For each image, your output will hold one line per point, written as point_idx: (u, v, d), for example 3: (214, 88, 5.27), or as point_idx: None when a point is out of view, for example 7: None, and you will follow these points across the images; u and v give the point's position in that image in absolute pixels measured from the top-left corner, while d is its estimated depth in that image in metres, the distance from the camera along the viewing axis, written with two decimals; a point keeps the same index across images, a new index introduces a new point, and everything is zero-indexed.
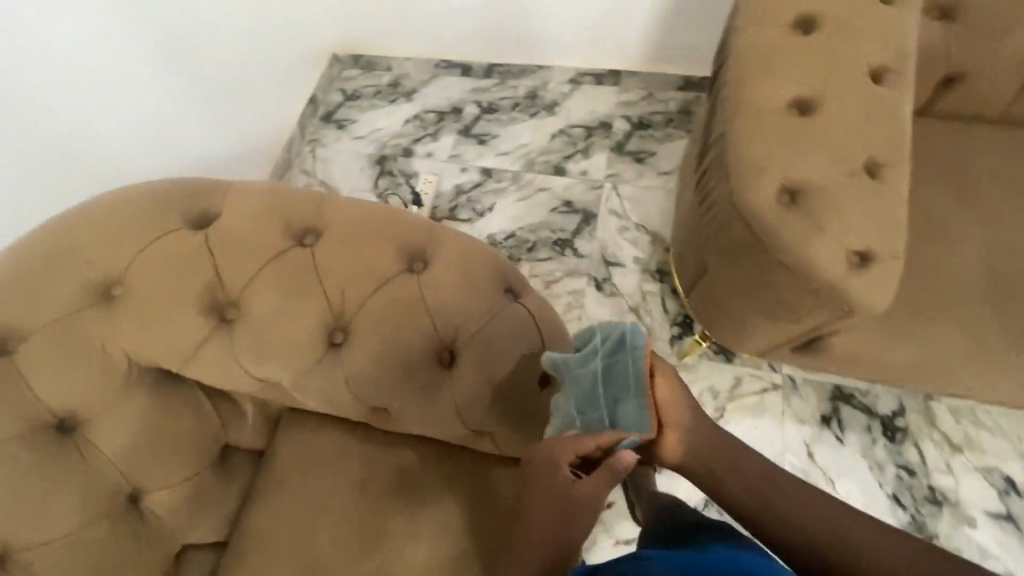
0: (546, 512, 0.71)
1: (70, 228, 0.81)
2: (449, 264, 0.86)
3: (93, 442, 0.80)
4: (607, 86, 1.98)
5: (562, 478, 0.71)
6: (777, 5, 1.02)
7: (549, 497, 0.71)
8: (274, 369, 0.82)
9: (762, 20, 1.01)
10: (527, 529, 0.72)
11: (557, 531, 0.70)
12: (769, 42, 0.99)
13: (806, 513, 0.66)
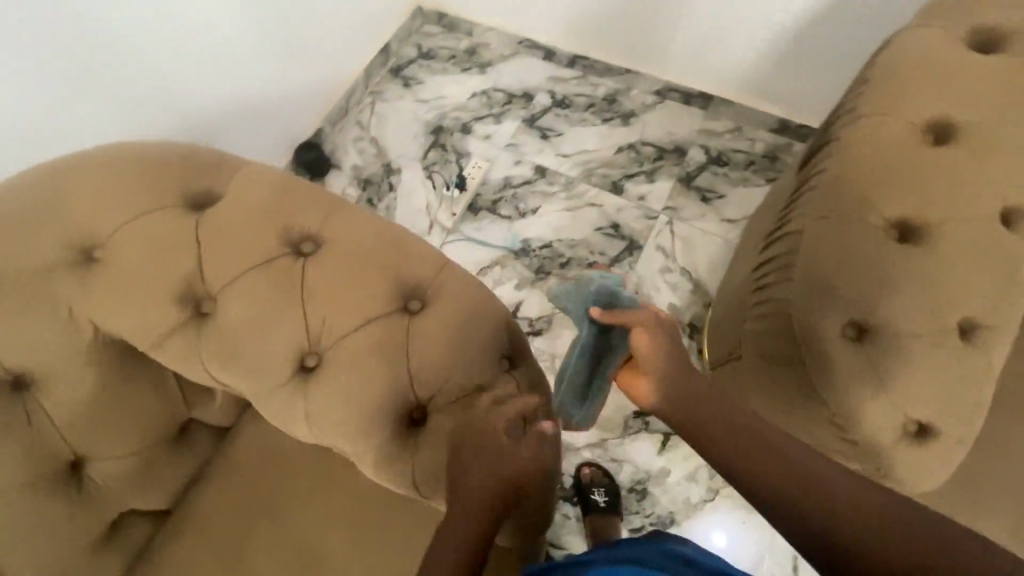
0: (491, 466, 0.67)
1: (67, 178, 0.77)
2: (450, 312, 0.76)
3: (42, 404, 0.76)
4: (695, 108, 1.80)
5: (503, 436, 0.69)
6: (909, 99, 0.86)
7: (491, 454, 0.68)
8: (236, 377, 0.76)
9: (884, 115, 0.86)
10: (465, 488, 0.67)
11: (501, 485, 0.67)
12: (886, 144, 0.84)
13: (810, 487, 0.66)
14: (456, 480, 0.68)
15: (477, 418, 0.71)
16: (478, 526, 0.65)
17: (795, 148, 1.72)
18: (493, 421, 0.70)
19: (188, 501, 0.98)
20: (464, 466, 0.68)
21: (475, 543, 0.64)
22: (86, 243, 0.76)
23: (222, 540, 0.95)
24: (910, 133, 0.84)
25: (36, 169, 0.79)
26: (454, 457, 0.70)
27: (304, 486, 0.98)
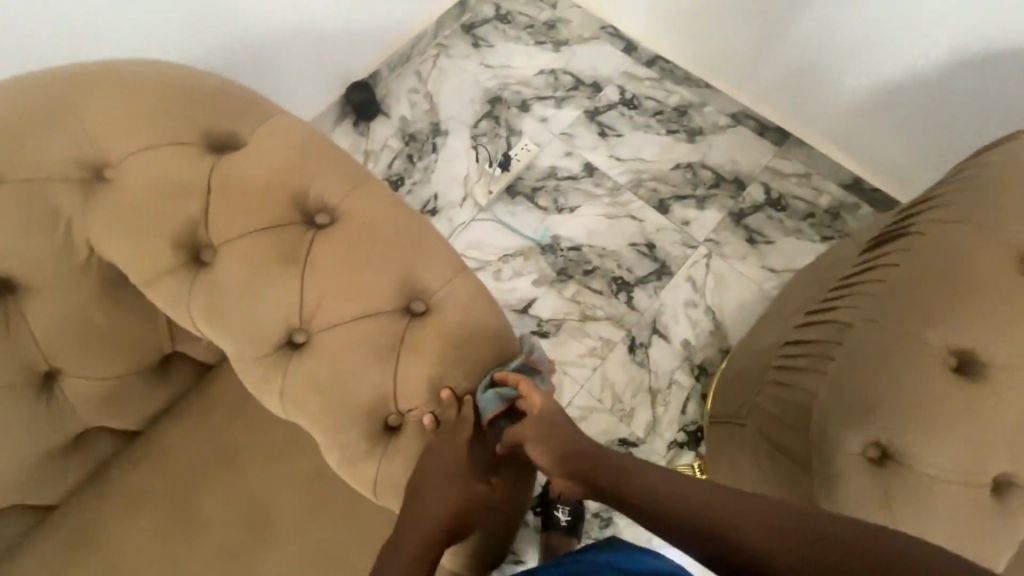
0: (447, 500, 0.68)
1: (96, 86, 0.73)
2: (454, 324, 0.72)
3: (27, 311, 0.74)
4: (767, 142, 1.67)
5: (464, 470, 0.69)
6: (1001, 224, 0.80)
7: (450, 487, 0.68)
8: (219, 334, 0.72)
9: (969, 236, 0.80)
10: (417, 518, 0.67)
11: (452, 519, 0.68)
12: (963, 267, 0.78)
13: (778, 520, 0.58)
14: (410, 507, 0.68)
15: (442, 445, 0.69)
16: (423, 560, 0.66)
17: (862, 211, 1.59)
18: (456, 452, 0.69)
19: (156, 429, 0.97)
20: (419, 493, 0.69)
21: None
22: (99, 158, 0.72)
23: (180, 476, 0.95)
24: (991, 259, 0.78)
25: (66, 69, 0.74)
26: (413, 482, 0.70)
27: (272, 444, 0.96)
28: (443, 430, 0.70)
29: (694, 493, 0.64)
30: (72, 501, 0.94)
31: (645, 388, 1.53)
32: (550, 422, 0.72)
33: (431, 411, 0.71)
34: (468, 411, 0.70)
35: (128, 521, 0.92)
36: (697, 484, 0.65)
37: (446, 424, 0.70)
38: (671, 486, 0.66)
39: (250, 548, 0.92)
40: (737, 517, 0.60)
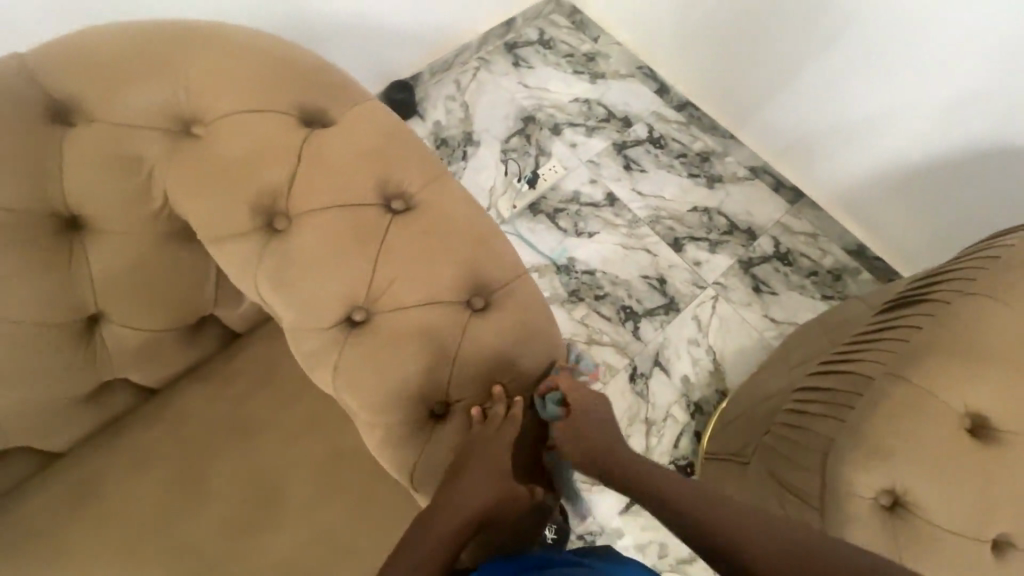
0: (486, 493, 0.70)
1: (192, 45, 0.74)
2: (513, 324, 0.75)
3: (89, 252, 0.74)
4: (781, 199, 1.74)
5: (507, 465, 0.71)
6: (1014, 305, 0.87)
7: (491, 482, 0.70)
8: (280, 302, 0.74)
9: (986, 311, 0.87)
10: (453, 504, 0.69)
11: (487, 513, 0.70)
12: (981, 339, 0.84)
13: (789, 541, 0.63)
14: (447, 493, 0.70)
15: (489, 439, 0.71)
16: (453, 545, 0.67)
17: (863, 276, 1.67)
18: (503, 447, 0.71)
19: (176, 390, 0.95)
20: (459, 483, 0.70)
21: (447, 560, 0.67)
22: (189, 115, 0.73)
23: (193, 442, 0.92)
24: (1000, 334, 0.85)
25: (162, 23, 0.76)
26: (452, 471, 0.71)
27: (290, 422, 0.94)
28: (489, 426, 0.71)
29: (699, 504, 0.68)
30: (80, 451, 0.92)
31: (640, 418, 1.56)
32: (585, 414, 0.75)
33: (478, 404, 0.73)
34: (516, 409, 0.72)
35: (135, 479, 0.90)
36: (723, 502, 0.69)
37: (493, 420, 0.71)
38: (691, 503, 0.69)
39: (254, 524, 0.89)
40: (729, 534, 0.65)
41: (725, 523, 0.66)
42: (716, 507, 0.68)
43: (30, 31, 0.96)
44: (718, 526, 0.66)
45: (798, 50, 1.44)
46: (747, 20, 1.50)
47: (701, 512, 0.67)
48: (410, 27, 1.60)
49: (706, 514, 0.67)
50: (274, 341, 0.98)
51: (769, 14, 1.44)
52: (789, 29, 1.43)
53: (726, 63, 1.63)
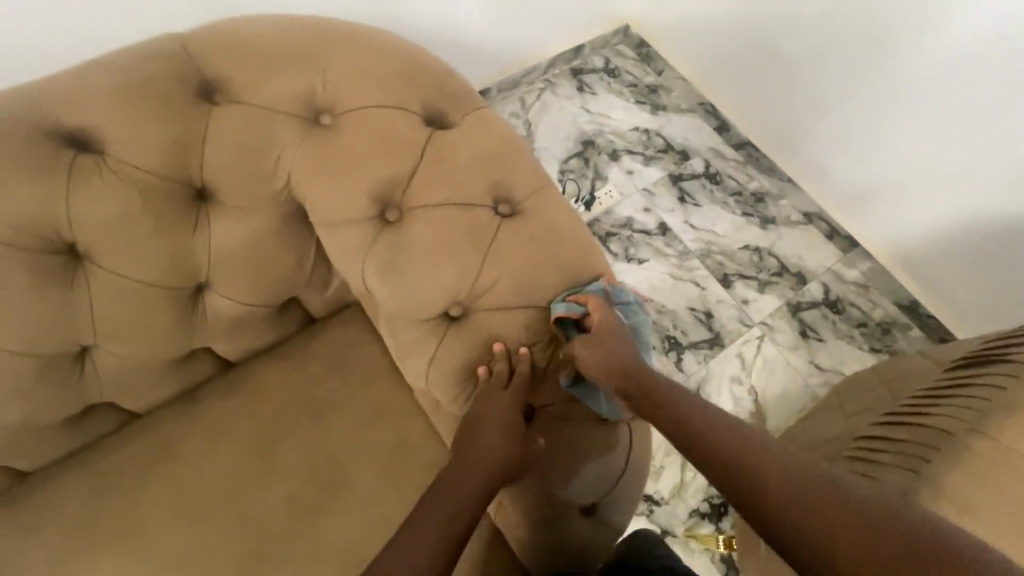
0: (504, 449, 0.72)
1: (329, 42, 0.79)
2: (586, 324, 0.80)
3: (210, 223, 0.78)
4: (834, 247, 1.71)
5: (519, 420, 0.73)
6: None
7: (506, 437, 0.72)
8: (384, 290, 0.77)
9: None
10: (474, 460, 0.72)
11: (507, 470, 0.72)
12: None
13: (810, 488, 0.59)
14: (467, 453, 0.73)
15: (497, 395, 0.74)
16: (475, 504, 0.69)
17: (914, 333, 1.62)
18: (513, 401, 0.74)
19: (254, 366, 0.98)
20: (477, 439, 0.73)
21: (469, 516, 0.68)
22: (322, 106, 0.78)
23: (266, 418, 0.94)
24: None
25: (299, 19, 0.80)
26: (468, 432, 0.75)
27: (360, 409, 0.96)
28: (495, 381, 0.74)
29: (772, 472, 0.62)
30: (160, 415, 0.95)
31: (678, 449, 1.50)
32: (617, 348, 0.74)
33: (484, 363, 0.76)
34: (521, 365, 0.75)
35: (207, 447, 0.92)
36: (760, 447, 0.64)
37: (500, 375, 0.74)
38: (730, 444, 0.65)
39: (317, 504, 0.90)
40: (797, 501, 0.59)
41: (798, 499, 0.59)
42: (752, 446, 0.65)
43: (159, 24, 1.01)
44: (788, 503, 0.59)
45: (870, 103, 1.44)
46: (821, 69, 1.50)
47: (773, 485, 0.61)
48: (486, 41, 1.62)
49: (782, 486, 0.60)
50: (351, 329, 1.01)
51: (844, 66, 1.44)
52: (861, 78, 1.43)
53: (791, 107, 1.63)
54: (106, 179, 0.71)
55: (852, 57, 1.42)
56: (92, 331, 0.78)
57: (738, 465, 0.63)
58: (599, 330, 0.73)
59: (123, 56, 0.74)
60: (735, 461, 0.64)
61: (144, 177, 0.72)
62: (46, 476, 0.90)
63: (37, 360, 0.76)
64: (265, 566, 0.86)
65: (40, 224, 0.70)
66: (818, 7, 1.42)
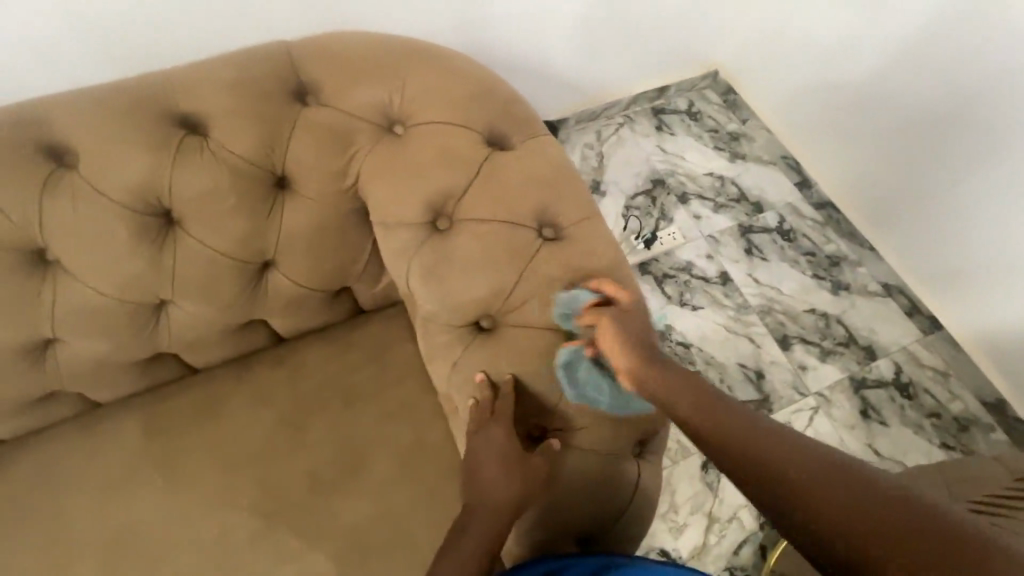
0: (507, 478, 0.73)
1: (413, 61, 0.86)
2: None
3: (285, 208, 0.86)
4: (914, 325, 1.58)
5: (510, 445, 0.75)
6: None
7: (508, 468, 0.74)
8: (424, 292, 0.82)
9: None
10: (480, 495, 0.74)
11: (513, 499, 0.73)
12: None
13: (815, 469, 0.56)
14: (474, 487, 0.76)
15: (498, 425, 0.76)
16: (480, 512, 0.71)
17: (996, 436, 1.46)
18: (501, 427, 0.76)
19: (300, 344, 1.06)
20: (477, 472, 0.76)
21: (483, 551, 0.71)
22: (398, 118, 0.85)
23: (302, 393, 1.01)
24: None
25: (389, 38, 0.88)
26: (472, 468, 0.76)
27: (387, 401, 1.00)
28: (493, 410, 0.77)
29: (774, 452, 0.58)
30: (213, 374, 1.04)
31: (704, 510, 1.42)
32: (642, 339, 0.72)
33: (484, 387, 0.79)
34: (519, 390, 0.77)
35: (247, 412, 1.00)
36: (770, 426, 0.62)
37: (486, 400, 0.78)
38: (737, 427, 0.62)
39: (334, 485, 0.95)
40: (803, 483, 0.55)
41: (803, 473, 0.56)
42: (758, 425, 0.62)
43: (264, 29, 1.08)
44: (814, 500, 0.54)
45: (965, 176, 1.36)
46: (915, 137, 1.43)
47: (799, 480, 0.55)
48: (576, 72, 1.58)
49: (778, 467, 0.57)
50: (391, 325, 1.07)
51: (942, 138, 1.38)
52: (960, 150, 1.36)
53: (878, 173, 1.55)
54: (206, 158, 0.81)
55: (956, 129, 1.35)
56: (171, 289, 0.88)
57: (742, 446, 0.61)
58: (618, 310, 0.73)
59: (237, 56, 0.85)
60: (739, 442, 0.61)
61: (237, 161, 0.82)
62: (110, 414, 1.01)
63: (123, 306, 0.87)
64: (276, 534, 0.91)
65: (147, 189, 0.80)
66: (922, 76, 1.38)
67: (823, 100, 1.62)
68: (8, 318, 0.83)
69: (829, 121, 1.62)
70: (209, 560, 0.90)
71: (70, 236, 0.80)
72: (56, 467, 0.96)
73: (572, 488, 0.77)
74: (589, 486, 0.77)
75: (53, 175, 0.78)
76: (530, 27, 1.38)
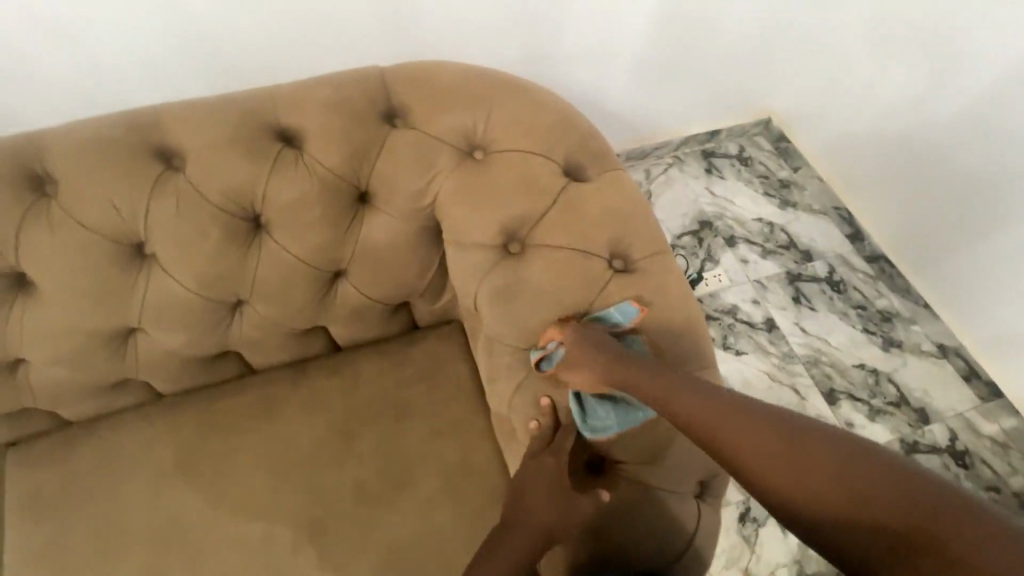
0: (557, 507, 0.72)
1: (499, 92, 0.90)
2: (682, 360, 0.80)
3: (364, 222, 0.90)
4: (971, 390, 1.51)
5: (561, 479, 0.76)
6: None
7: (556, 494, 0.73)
8: (492, 314, 0.84)
9: None
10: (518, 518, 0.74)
11: (557, 530, 0.75)
12: None
13: (807, 468, 0.59)
14: None
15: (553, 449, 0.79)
16: None
17: None
18: (555, 458, 0.78)
19: (356, 353, 1.08)
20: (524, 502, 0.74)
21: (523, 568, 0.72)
22: (480, 144, 0.89)
23: (354, 402, 1.03)
24: None
25: (477, 68, 0.93)
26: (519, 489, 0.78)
27: (436, 418, 1.01)
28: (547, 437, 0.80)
29: (766, 459, 0.61)
30: (270, 375, 1.07)
31: (740, 565, 1.34)
32: (605, 354, 0.75)
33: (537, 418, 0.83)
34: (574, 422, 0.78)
35: (300, 415, 1.02)
36: (752, 425, 0.64)
37: (545, 431, 0.81)
38: (728, 436, 0.64)
39: (378, 496, 0.95)
40: (799, 484, 0.59)
41: (800, 474, 0.59)
42: (743, 427, 0.64)
43: (350, 47, 1.14)
44: (811, 504, 0.58)
45: (1013, 242, 1.36)
46: (963, 200, 1.43)
47: (793, 487, 0.59)
48: (637, 108, 1.57)
49: (773, 472, 0.61)
50: (447, 342, 1.09)
51: (988, 203, 1.38)
52: (1004, 216, 1.36)
53: (926, 231, 1.54)
54: (300, 169, 0.86)
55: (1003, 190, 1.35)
56: (250, 291, 0.92)
57: (733, 455, 0.63)
58: (580, 333, 0.77)
59: (336, 77, 0.90)
60: (730, 450, 0.64)
61: (328, 174, 0.86)
62: (172, 405, 1.04)
63: (205, 302, 0.91)
64: (319, 540, 0.92)
65: (243, 194, 0.86)
66: (972, 140, 1.38)
67: (872, 156, 1.61)
68: (102, 304, 0.88)
69: (879, 177, 1.61)
70: (251, 560, 0.91)
71: (168, 233, 0.85)
72: (117, 452, 1.00)
73: (625, 526, 0.75)
74: (642, 526, 0.75)
75: (161, 176, 0.84)
76: (598, 61, 1.38)
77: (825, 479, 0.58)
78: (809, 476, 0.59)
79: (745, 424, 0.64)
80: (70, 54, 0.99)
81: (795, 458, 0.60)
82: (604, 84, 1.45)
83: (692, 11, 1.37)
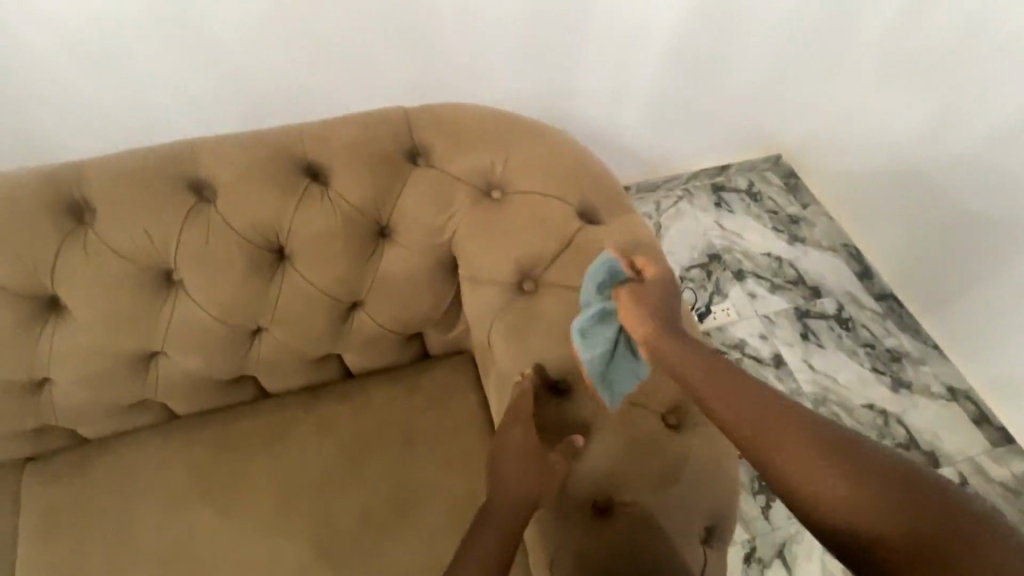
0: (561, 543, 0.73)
1: (519, 135, 0.93)
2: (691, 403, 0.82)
3: (383, 256, 0.93)
4: (981, 435, 1.49)
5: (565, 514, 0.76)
6: None
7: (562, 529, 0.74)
8: (506, 350, 0.87)
9: None
10: None
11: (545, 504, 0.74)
12: None
13: (825, 460, 0.58)
14: None
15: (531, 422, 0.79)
16: None
17: None
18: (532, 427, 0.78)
19: (367, 380, 1.10)
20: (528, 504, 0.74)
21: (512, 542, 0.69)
22: (498, 185, 0.92)
23: (364, 428, 1.04)
24: None
25: (498, 111, 0.96)
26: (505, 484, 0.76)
27: (444, 447, 1.02)
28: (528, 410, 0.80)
29: (784, 441, 0.60)
30: (283, 399, 1.09)
31: None
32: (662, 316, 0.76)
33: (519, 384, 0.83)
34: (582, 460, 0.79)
35: (310, 440, 1.04)
36: (776, 410, 0.63)
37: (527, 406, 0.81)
38: (749, 415, 0.63)
39: (383, 524, 0.95)
40: (809, 471, 0.58)
41: (815, 463, 0.58)
42: (767, 409, 0.63)
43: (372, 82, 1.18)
44: (819, 494, 0.57)
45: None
46: (974, 244, 1.45)
47: (805, 475, 0.58)
48: (648, 146, 1.61)
49: (786, 456, 0.60)
50: (458, 372, 1.10)
51: (999, 250, 1.40)
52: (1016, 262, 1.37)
53: (937, 272, 1.54)
54: (325, 203, 0.89)
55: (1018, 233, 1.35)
56: (270, 319, 0.95)
57: (748, 434, 0.63)
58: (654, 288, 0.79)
59: (363, 117, 0.94)
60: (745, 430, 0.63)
61: (351, 210, 0.90)
62: (185, 427, 1.06)
63: (226, 327, 0.94)
64: (323, 568, 0.92)
65: (269, 227, 0.89)
66: (982, 187, 1.40)
67: (882, 199, 1.63)
68: (127, 327, 0.90)
69: (890, 219, 1.63)
70: None
71: (196, 261, 0.88)
72: (129, 472, 1.01)
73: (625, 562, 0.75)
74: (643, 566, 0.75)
75: (194, 207, 0.88)
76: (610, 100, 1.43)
77: (846, 480, 0.56)
78: (829, 473, 0.57)
79: (773, 421, 0.62)
80: (106, 78, 1.06)
81: (811, 454, 0.59)
82: (616, 122, 1.49)
83: (701, 56, 1.42)
